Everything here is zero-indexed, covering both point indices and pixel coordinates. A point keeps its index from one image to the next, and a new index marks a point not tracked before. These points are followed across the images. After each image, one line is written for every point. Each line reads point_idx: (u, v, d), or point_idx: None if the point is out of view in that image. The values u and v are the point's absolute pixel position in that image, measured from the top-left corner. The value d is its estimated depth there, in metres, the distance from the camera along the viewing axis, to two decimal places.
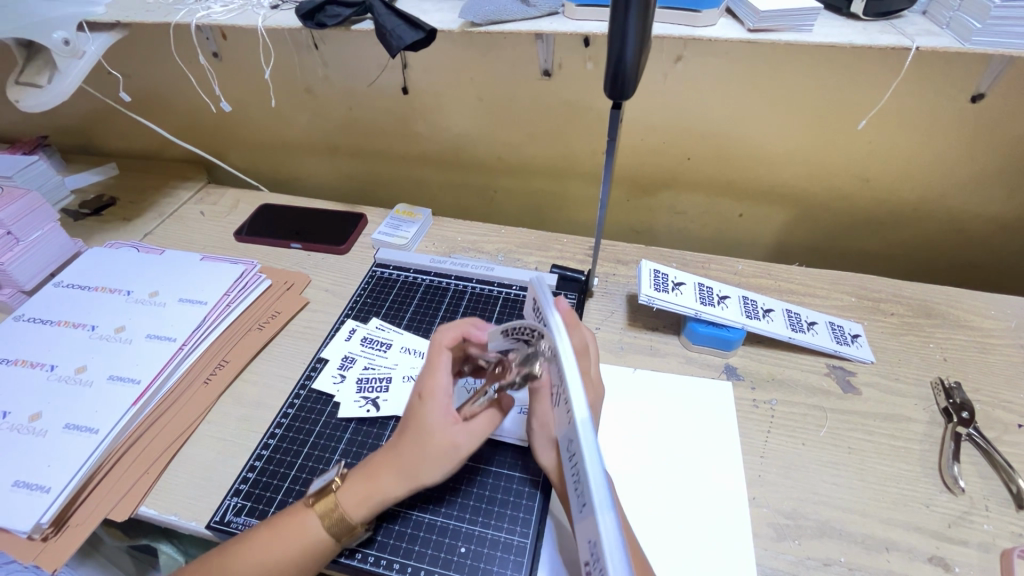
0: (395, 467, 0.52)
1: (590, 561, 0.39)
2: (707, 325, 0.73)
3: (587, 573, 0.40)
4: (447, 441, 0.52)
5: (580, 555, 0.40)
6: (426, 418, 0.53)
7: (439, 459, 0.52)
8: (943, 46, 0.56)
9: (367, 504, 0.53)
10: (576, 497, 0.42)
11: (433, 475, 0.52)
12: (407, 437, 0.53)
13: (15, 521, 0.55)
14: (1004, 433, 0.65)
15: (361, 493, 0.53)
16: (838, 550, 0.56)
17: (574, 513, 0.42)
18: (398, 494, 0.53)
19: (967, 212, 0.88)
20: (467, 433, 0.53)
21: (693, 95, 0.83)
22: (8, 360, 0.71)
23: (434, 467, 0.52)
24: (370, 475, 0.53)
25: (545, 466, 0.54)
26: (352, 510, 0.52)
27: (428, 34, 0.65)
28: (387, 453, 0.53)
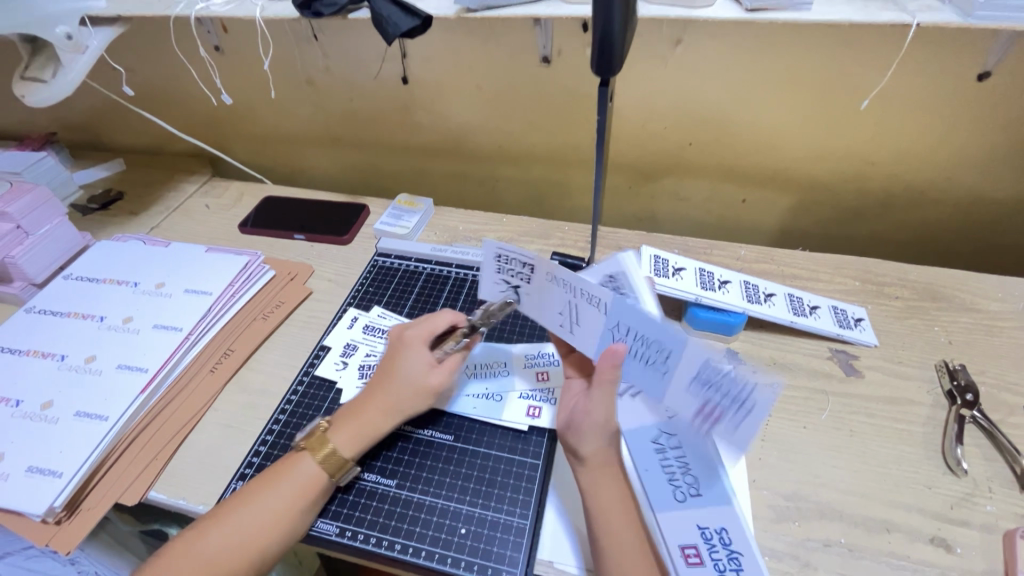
0: (382, 405, 0.59)
1: (701, 544, 0.50)
2: (708, 310, 0.73)
3: (709, 545, 0.50)
4: (425, 378, 0.61)
5: (703, 533, 0.51)
6: (405, 362, 0.61)
7: (419, 393, 0.60)
8: (944, 22, 0.55)
9: (357, 441, 0.58)
10: (681, 490, 0.53)
11: (413, 408, 0.60)
12: (389, 378, 0.61)
13: (28, 505, 0.57)
14: (1009, 416, 0.64)
15: (353, 431, 0.58)
16: (838, 531, 0.56)
17: (684, 497, 0.53)
18: (385, 427, 0.59)
19: (974, 194, 0.87)
20: (440, 374, 0.61)
21: (693, 79, 0.82)
22: (20, 351, 0.73)
23: (415, 402, 0.60)
24: (356, 414, 0.59)
25: (587, 453, 0.53)
26: (345, 447, 0.57)
27: (424, 21, 0.66)
28: (372, 392, 0.60)
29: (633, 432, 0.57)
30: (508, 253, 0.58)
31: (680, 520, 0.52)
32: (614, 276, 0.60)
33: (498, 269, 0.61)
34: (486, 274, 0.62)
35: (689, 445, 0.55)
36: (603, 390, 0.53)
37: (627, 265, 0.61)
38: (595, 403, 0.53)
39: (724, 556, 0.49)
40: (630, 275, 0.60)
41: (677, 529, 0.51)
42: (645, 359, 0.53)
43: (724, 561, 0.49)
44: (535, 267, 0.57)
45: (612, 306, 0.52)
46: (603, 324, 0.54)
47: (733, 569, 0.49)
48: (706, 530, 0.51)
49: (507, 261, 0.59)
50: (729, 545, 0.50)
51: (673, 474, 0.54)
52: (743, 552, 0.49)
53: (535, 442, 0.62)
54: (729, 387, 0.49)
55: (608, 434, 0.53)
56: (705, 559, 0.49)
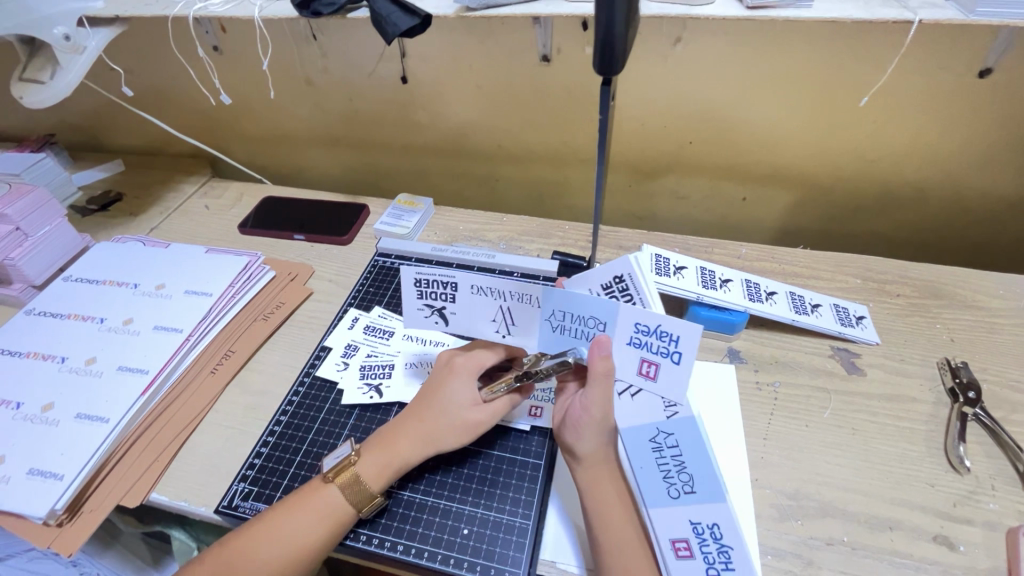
0: (413, 435, 0.57)
1: (692, 538, 0.49)
2: (710, 308, 0.73)
3: (700, 540, 0.49)
4: (468, 415, 0.57)
5: (694, 528, 0.49)
6: (448, 392, 0.58)
7: (457, 430, 0.57)
8: (945, 18, 0.55)
9: (386, 474, 0.56)
10: (678, 486, 0.51)
11: (446, 443, 0.57)
12: (431, 408, 0.58)
13: (29, 508, 0.57)
14: (1011, 413, 0.64)
15: (380, 463, 0.56)
16: (841, 530, 0.56)
17: (678, 494, 0.51)
18: (415, 459, 0.57)
19: (975, 190, 0.87)
20: (481, 411, 0.58)
21: (693, 77, 0.82)
22: (21, 353, 0.72)
23: (450, 436, 0.57)
24: (389, 443, 0.57)
25: (586, 451, 0.52)
26: (373, 479, 0.55)
27: (423, 20, 0.65)
28: (412, 419, 0.58)
29: (631, 429, 0.56)
30: (427, 274, 0.58)
31: (672, 515, 0.50)
32: (620, 280, 0.53)
33: (419, 292, 0.60)
34: (407, 300, 0.61)
35: (687, 444, 0.51)
36: (598, 389, 0.51)
37: (636, 266, 0.52)
38: (591, 402, 0.52)
39: (715, 552, 0.48)
40: (640, 281, 0.52)
41: (669, 523, 0.50)
42: (572, 333, 0.53)
43: (715, 557, 0.48)
44: (456, 282, 0.57)
45: (542, 296, 0.53)
46: (536, 314, 0.54)
47: (723, 565, 0.48)
48: (699, 525, 0.49)
49: (427, 282, 0.58)
50: (721, 540, 0.48)
51: (667, 466, 0.52)
52: (735, 550, 0.47)
53: (537, 442, 0.62)
54: (660, 339, 0.49)
55: (604, 432, 0.52)
56: (695, 552, 0.49)
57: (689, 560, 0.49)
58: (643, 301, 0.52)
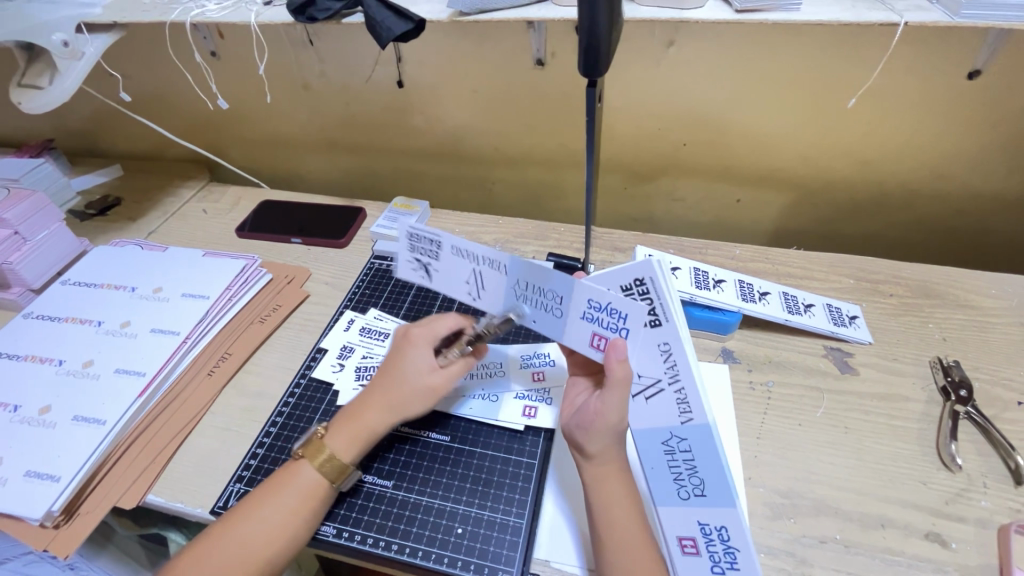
0: (378, 405, 0.57)
1: (699, 537, 0.51)
2: (703, 309, 0.73)
3: (707, 540, 0.50)
4: (428, 381, 0.57)
5: (702, 529, 0.50)
6: (408, 362, 0.58)
7: (419, 395, 0.57)
8: (932, 20, 0.56)
9: (355, 442, 0.56)
10: (687, 489, 0.51)
11: (411, 409, 0.57)
12: (391, 379, 0.58)
13: (26, 509, 0.57)
14: (1003, 411, 0.64)
15: (348, 435, 0.56)
16: (833, 528, 0.56)
17: (688, 496, 0.51)
18: (381, 427, 0.57)
19: (967, 191, 0.87)
20: (441, 375, 0.58)
21: (686, 80, 0.83)
22: (18, 356, 0.73)
23: (413, 403, 0.57)
24: (355, 416, 0.57)
25: (596, 451, 0.51)
26: (344, 450, 0.56)
27: (417, 25, 0.66)
28: (375, 391, 0.58)
29: (644, 430, 0.53)
30: (420, 227, 0.50)
31: (682, 515, 0.52)
32: (641, 283, 0.47)
33: (410, 244, 0.52)
34: (396, 249, 0.53)
35: (699, 450, 0.50)
36: (615, 395, 0.49)
37: (657, 271, 0.46)
38: (607, 407, 0.50)
39: (721, 550, 0.50)
40: (661, 285, 0.46)
41: (676, 522, 0.52)
42: (532, 303, 0.50)
43: (721, 556, 0.50)
44: (440, 240, 0.50)
45: (509, 263, 0.49)
46: (501, 282, 0.50)
47: (728, 564, 0.49)
48: (707, 526, 0.50)
49: (417, 237, 0.51)
50: (727, 542, 0.49)
51: (677, 467, 0.51)
52: (740, 551, 0.48)
53: (531, 442, 0.63)
54: (611, 316, 0.48)
55: (619, 433, 0.51)
56: (701, 550, 0.51)
57: (696, 555, 0.51)
58: (664, 307, 0.47)
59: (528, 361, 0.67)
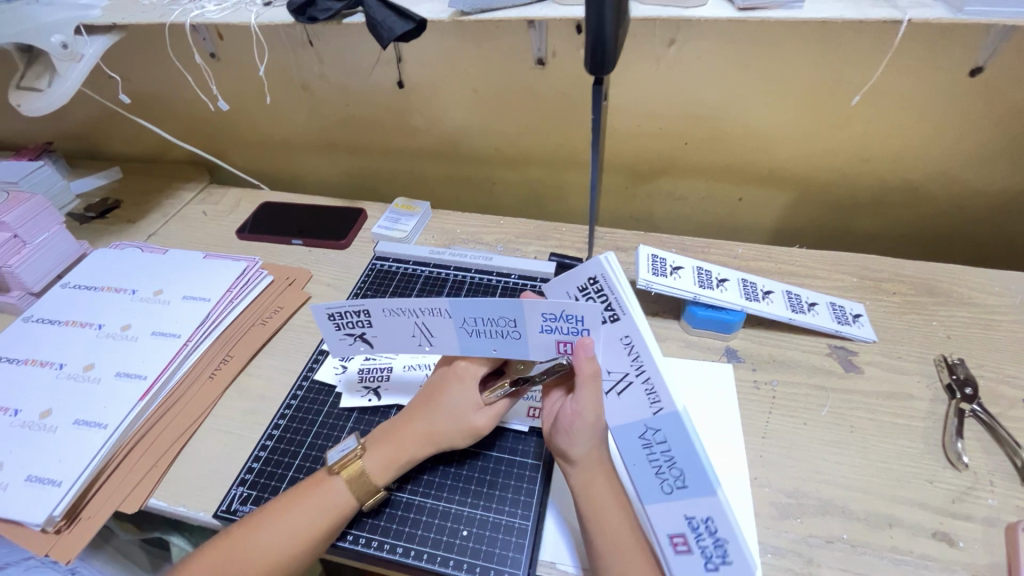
0: (420, 435, 0.57)
1: (688, 532, 0.48)
2: (706, 308, 0.73)
3: (697, 536, 0.48)
4: (472, 418, 0.57)
5: (690, 524, 0.48)
6: (454, 394, 0.57)
7: (460, 433, 0.57)
8: (934, 17, 0.56)
9: (394, 470, 0.56)
10: (669, 483, 0.49)
11: (453, 444, 0.57)
12: (434, 407, 0.57)
13: (28, 514, 0.57)
14: (1009, 409, 0.64)
15: (388, 462, 0.56)
16: (841, 527, 0.56)
17: (671, 490, 0.49)
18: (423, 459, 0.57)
19: (969, 188, 0.87)
20: (486, 414, 0.57)
21: (688, 79, 0.83)
22: (19, 360, 0.72)
23: (457, 437, 0.57)
24: (398, 441, 0.57)
25: (579, 455, 0.52)
26: (379, 476, 0.56)
27: (418, 25, 0.66)
28: (416, 419, 0.57)
29: (620, 427, 0.52)
30: (337, 307, 0.60)
31: (669, 512, 0.49)
32: (595, 282, 0.53)
33: (336, 325, 0.62)
34: (326, 331, 0.63)
35: (676, 440, 0.48)
36: (588, 392, 0.51)
37: (608, 266, 0.52)
38: (582, 407, 0.51)
39: (713, 544, 0.47)
40: (611, 280, 0.51)
41: (665, 518, 0.49)
42: (487, 334, 0.55)
43: (712, 551, 0.47)
44: (367, 308, 0.59)
45: (451, 306, 0.55)
46: (451, 326, 0.56)
47: (720, 558, 0.47)
48: (695, 520, 0.48)
49: (341, 315, 0.61)
50: (717, 534, 0.47)
51: (656, 461, 0.50)
52: (730, 542, 0.46)
53: (536, 443, 0.62)
54: (568, 321, 0.51)
55: (596, 434, 0.52)
56: (692, 547, 0.48)
57: (689, 552, 0.48)
58: (620, 301, 0.51)
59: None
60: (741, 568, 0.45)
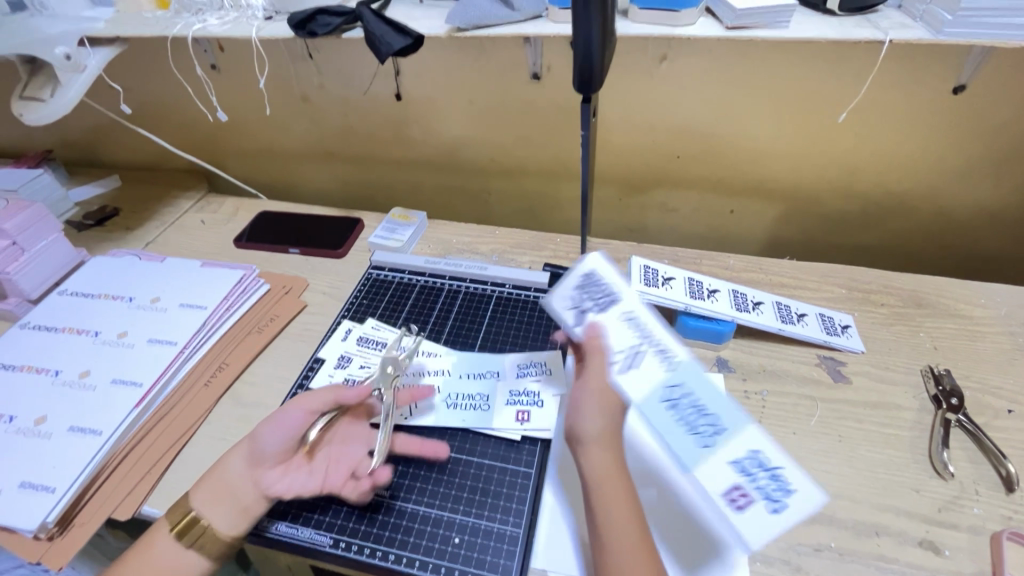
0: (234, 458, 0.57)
1: (744, 480, 0.50)
2: (697, 318, 0.74)
3: (748, 475, 0.50)
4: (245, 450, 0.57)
5: (739, 468, 0.51)
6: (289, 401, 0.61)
7: (286, 422, 0.58)
8: (916, 38, 0.58)
9: (218, 498, 0.55)
10: (705, 435, 0.52)
11: (230, 471, 0.56)
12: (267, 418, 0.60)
13: (21, 521, 0.57)
14: (994, 419, 0.65)
15: (210, 491, 0.55)
16: (829, 536, 0.57)
17: (710, 440, 0.51)
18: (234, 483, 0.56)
19: (955, 202, 0.89)
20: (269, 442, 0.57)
21: (680, 94, 0.84)
22: (14, 367, 0.73)
23: (233, 465, 0.56)
24: (214, 472, 0.56)
25: (592, 436, 0.51)
26: (203, 509, 0.54)
27: (415, 40, 0.67)
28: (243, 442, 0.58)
29: (640, 398, 0.53)
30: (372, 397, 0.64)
31: (715, 467, 0.51)
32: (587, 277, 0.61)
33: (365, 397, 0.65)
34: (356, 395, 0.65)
35: (698, 390, 0.52)
36: (596, 363, 0.54)
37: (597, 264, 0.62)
38: (592, 375, 0.54)
39: (768, 479, 0.50)
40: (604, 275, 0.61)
41: (715, 475, 0.51)
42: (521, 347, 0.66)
43: (771, 488, 0.50)
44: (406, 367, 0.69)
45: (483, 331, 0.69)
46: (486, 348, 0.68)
47: (784, 493, 0.50)
48: (740, 462, 0.51)
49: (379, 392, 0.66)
50: (768, 466, 0.50)
51: (688, 420, 0.52)
52: (785, 468, 0.50)
53: (528, 451, 0.63)
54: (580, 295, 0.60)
55: (611, 413, 0.52)
56: (751, 494, 0.50)
57: (749, 501, 0.50)
58: (608, 290, 0.59)
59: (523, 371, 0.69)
60: (806, 497, 0.49)
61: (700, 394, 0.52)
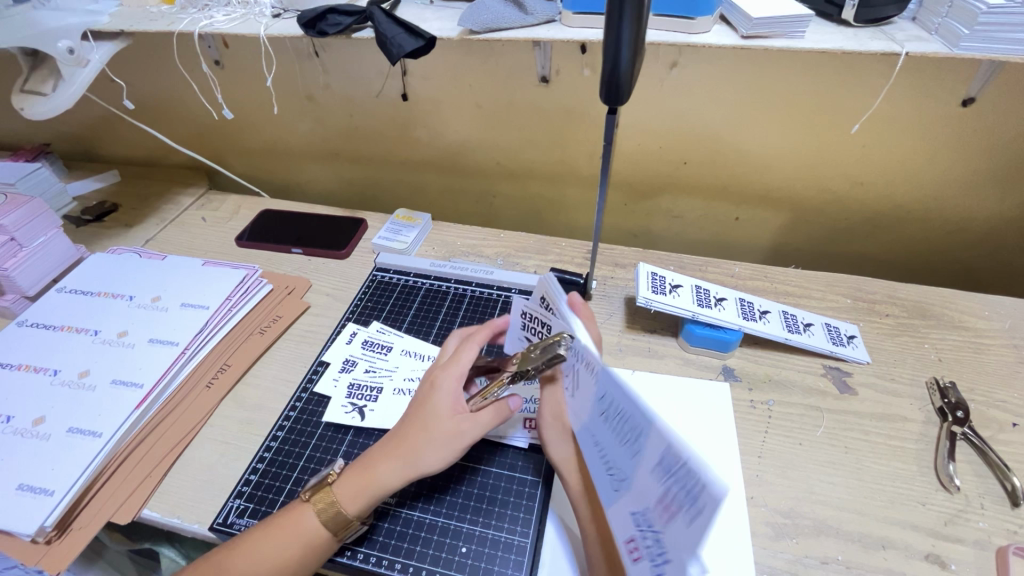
0: (393, 453, 0.54)
1: (639, 537, 0.41)
2: (704, 326, 0.74)
3: (643, 537, 0.40)
4: (446, 430, 0.53)
5: (636, 522, 0.41)
6: (431, 406, 0.55)
7: (448, 444, 0.53)
8: (932, 51, 0.57)
9: (362, 496, 0.53)
10: (615, 477, 0.44)
11: (386, 476, 0.53)
12: (413, 425, 0.55)
13: (19, 524, 0.56)
14: (999, 432, 0.65)
15: (358, 485, 0.54)
16: (836, 549, 0.57)
17: (618, 485, 0.44)
18: (391, 483, 0.53)
19: (961, 213, 0.89)
20: (463, 421, 0.54)
21: (689, 101, 0.84)
22: (12, 365, 0.71)
23: (388, 468, 0.53)
24: (368, 466, 0.54)
25: (559, 458, 0.54)
26: (349, 503, 0.53)
27: (427, 42, 0.66)
28: (395, 437, 0.55)
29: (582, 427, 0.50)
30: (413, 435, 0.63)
31: (622, 512, 0.44)
32: (544, 298, 0.54)
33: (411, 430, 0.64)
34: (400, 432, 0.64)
35: (610, 430, 0.44)
36: (550, 393, 0.54)
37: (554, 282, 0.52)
38: (550, 404, 0.54)
39: (654, 546, 0.39)
40: (557, 288, 0.51)
41: (620, 522, 0.44)
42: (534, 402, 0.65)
43: (683, 495, 0.35)
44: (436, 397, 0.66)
45: None
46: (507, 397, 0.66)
47: (663, 561, 0.38)
48: (638, 517, 0.41)
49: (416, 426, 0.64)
50: (652, 530, 0.39)
51: (616, 430, 0.42)
52: (670, 551, 0.37)
53: (535, 459, 0.63)
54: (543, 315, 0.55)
55: (570, 438, 0.53)
56: (643, 555, 0.41)
57: (676, 522, 0.36)
58: (559, 306, 0.51)
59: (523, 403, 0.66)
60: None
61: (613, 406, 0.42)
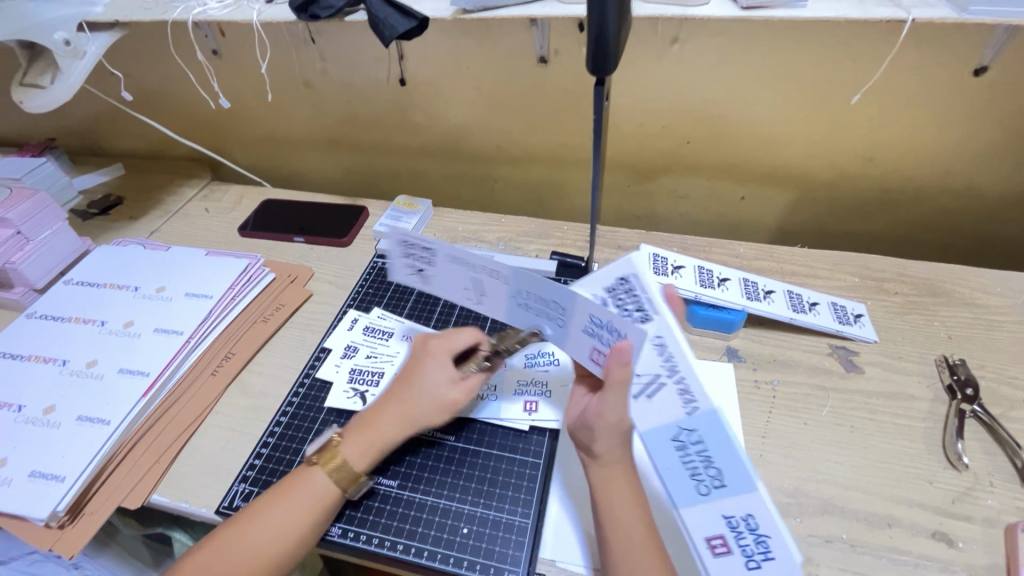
0: (393, 414, 0.57)
1: (728, 534, 0.48)
2: (707, 307, 0.73)
3: (737, 534, 0.48)
4: (447, 395, 0.57)
5: (729, 523, 0.48)
6: (428, 373, 0.57)
7: (445, 407, 0.57)
8: (939, 17, 0.55)
9: (371, 451, 0.56)
10: (705, 482, 0.49)
11: (392, 435, 0.56)
12: (411, 390, 0.57)
13: (31, 509, 0.57)
14: (1009, 409, 0.64)
15: (362, 442, 0.56)
16: (840, 527, 0.56)
17: (708, 489, 0.48)
18: (397, 439, 0.57)
19: (972, 188, 0.87)
20: (461, 389, 0.57)
21: (691, 78, 0.82)
22: (22, 356, 0.73)
23: (393, 428, 0.56)
24: (369, 426, 0.57)
25: (602, 451, 0.51)
26: (357, 461, 0.55)
27: (419, 22, 0.66)
28: (392, 400, 0.57)
29: (649, 430, 0.50)
30: None
31: (705, 513, 0.48)
32: (625, 282, 0.52)
33: None
34: None
35: (709, 439, 0.48)
36: (613, 394, 0.48)
37: (638, 269, 0.52)
38: (607, 406, 0.49)
39: (753, 543, 0.47)
40: (643, 282, 0.51)
41: (701, 523, 0.49)
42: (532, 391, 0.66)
43: (672, 365, 0.48)
44: None
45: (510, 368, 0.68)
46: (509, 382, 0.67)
47: (762, 555, 0.47)
48: (733, 518, 0.48)
49: None
50: (757, 530, 0.47)
51: (541, 312, 0.52)
52: (772, 538, 0.46)
53: (536, 441, 0.63)
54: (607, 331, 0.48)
55: (622, 433, 0.50)
56: (732, 548, 0.48)
57: (665, 386, 0.49)
58: (650, 301, 0.50)
59: (521, 388, 0.66)
60: (783, 563, 0.46)
61: (571, 310, 0.49)
